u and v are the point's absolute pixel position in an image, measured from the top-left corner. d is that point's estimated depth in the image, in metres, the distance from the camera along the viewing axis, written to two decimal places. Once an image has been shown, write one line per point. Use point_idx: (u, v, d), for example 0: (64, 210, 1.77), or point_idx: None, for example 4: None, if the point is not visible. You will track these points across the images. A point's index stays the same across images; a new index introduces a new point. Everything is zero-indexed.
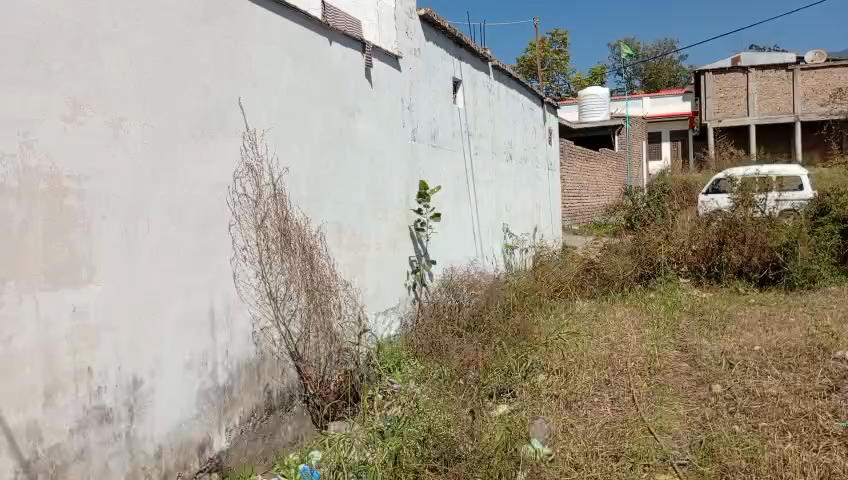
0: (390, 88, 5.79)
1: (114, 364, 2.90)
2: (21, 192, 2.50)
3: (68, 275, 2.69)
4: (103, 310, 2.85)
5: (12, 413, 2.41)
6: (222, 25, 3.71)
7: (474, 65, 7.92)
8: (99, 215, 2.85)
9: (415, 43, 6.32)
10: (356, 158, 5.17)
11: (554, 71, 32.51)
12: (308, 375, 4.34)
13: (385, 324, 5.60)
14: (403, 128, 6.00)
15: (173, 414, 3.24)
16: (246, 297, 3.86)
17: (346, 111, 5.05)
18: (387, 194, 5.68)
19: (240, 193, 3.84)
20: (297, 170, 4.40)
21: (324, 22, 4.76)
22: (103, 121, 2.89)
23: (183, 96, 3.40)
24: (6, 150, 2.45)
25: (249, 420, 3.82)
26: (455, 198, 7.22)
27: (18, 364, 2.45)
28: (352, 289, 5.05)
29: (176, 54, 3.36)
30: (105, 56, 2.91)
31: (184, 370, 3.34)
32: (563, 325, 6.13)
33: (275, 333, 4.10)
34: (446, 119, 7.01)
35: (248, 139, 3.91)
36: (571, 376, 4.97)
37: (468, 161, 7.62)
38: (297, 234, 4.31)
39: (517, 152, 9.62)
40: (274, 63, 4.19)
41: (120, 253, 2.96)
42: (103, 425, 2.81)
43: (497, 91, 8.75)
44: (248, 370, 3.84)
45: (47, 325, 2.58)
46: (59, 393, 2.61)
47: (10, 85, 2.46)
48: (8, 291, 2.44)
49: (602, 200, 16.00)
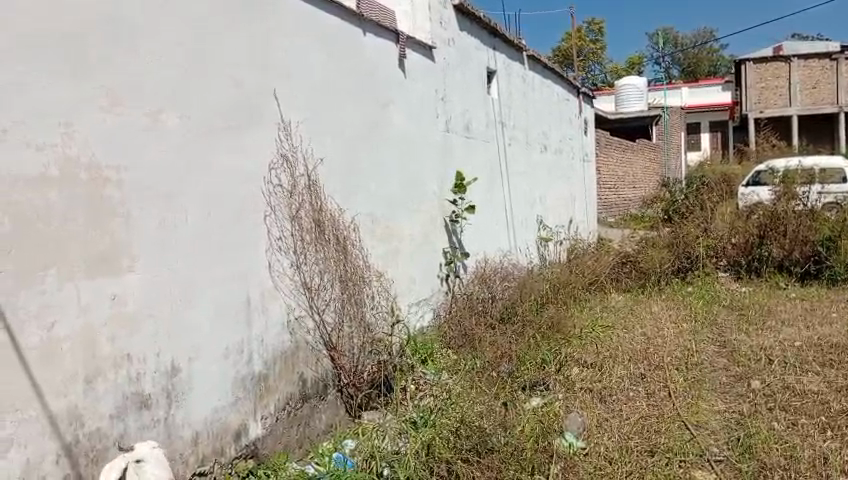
0: (424, 79, 5.77)
1: (152, 351, 2.97)
2: (63, 181, 2.56)
3: (108, 264, 2.75)
4: (141, 298, 2.92)
5: (53, 398, 2.48)
6: (256, 17, 3.74)
7: (508, 55, 7.85)
8: (137, 204, 2.91)
9: (449, 33, 6.29)
10: (390, 149, 5.18)
11: (590, 61, 32.06)
12: (341, 364, 4.36)
13: (418, 315, 5.61)
14: (436, 120, 5.99)
15: (210, 401, 3.30)
16: (281, 287, 3.90)
17: (380, 102, 5.05)
18: (420, 186, 5.68)
19: (275, 184, 3.88)
20: (331, 161, 4.43)
21: (358, 13, 4.76)
22: (140, 113, 2.95)
23: (219, 88, 3.45)
24: (48, 141, 2.51)
25: (284, 408, 3.88)
26: (489, 189, 7.17)
27: (60, 350, 2.52)
28: (385, 280, 5.06)
29: (212, 46, 3.40)
30: (142, 48, 2.96)
31: (221, 358, 3.39)
32: (597, 319, 6.06)
33: (309, 323, 4.14)
34: (480, 109, 6.98)
35: (283, 131, 3.95)
36: (606, 371, 4.90)
37: (502, 152, 7.56)
38: (331, 224, 4.33)
39: (552, 143, 9.52)
40: (307, 55, 4.21)
41: (158, 242, 3.02)
42: (141, 411, 2.88)
43: (531, 82, 8.65)
44: (283, 359, 3.89)
45: (88, 312, 2.64)
46: (99, 379, 2.68)
47: (50, 76, 2.52)
48: (50, 279, 2.50)
49: (639, 192, 15.76)
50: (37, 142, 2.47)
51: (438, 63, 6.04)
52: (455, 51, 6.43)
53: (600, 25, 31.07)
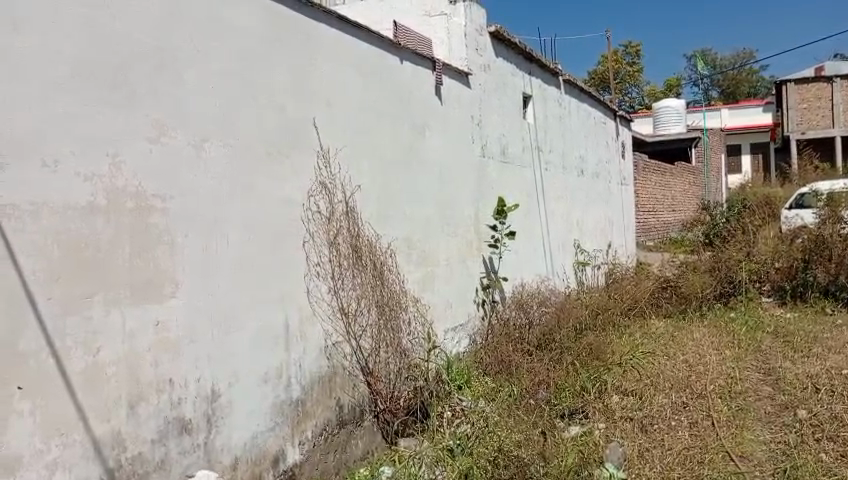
0: (460, 106, 5.81)
1: (194, 376, 3.01)
2: (110, 209, 2.64)
3: (152, 290, 2.82)
4: (183, 324, 2.97)
5: (98, 422, 2.53)
6: (297, 47, 3.82)
7: (544, 80, 7.87)
8: (182, 232, 2.98)
9: (485, 59, 6.34)
10: (426, 175, 5.20)
11: (627, 84, 31.81)
12: (378, 389, 4.35)
13: (454, 340, 5.59)
14: (473, 145, 6.01)
15: (250, 426, 3.32)
16: (318, 312, 3.92)
17: (416, 128, 5.09)
18: (456, 211, 5.69)
19: (314, 210, 3.93)
20: (368, 187, 4.46)
21: (395, 42, 4.84)
22: (186, 143, 3.03)
23: (261, 117, 3.52)
24: (96, 172, 2.59)
25: (321, 433, 3.88)
26: (526, 214, 7.14)
27: (104, 375, 2.57)
28: (421, 305, 5.04)
29: (254, 76, 3.48)
30: (187, 80, 3.05)
31: (260, 383, 3.42)
32: (637, 345, 5.91)
33: (346, 348, 4.15)
34: (515, 134, 6.97)
35: (323, 158, 4.01)
36: (647, 399, 4.78)
37: (538, 177, 7.54)
38: (368, 250, 4.35)
39: (589, 168, 9.46)
40: (346, 83, 4.28)
41: (200, 268, 3.08)
42: (182, 436, 2.91)
43: (567, 106, 8.63)
44: (320, 384, 3.90)
45: (132, 337, 2.70)
46: (141, 403, 2.73)
47: (99, 108, 2.61)
48: (96, 305, 2.56)
49: (679, 215, 15.49)
50: (86, 172, 2.55)
51: (474, 89, 6.08)
52: (491, 77, 6.47)
53: (637, 48, 30.87)
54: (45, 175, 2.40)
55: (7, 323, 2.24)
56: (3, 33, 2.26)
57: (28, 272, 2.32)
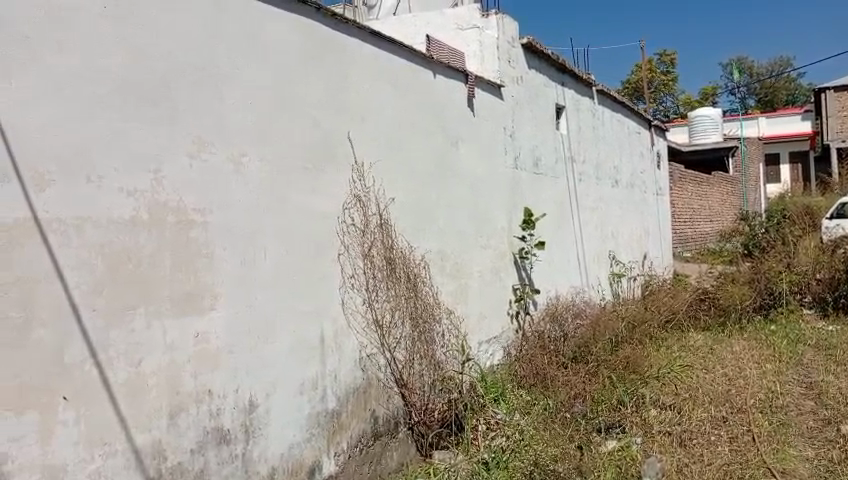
0: (493, 117, 5.81)
1: (232, 386, 3.05)
2: (151, 223, 2.71)
3: (192, 302, 2.87)
4: (222, 335, 3.02)
5: (138, 432, 2.58)
6: (332, 62, 3.88)
7: (576, 91, 7.83)
8: (221, 245, 3.04)
9: (517, 71, 6.34)
10: (459, 187, 5.21)
11: (662, 93, 31.36)
12: (412, 402, 4.35)
13: (488, 353, 5.57)
14: (506, 157, 6.00)
15: (286, 438, 3.35)
16: (353, 324, 3.94)
17: (450, 141, 5.11)
18: (490, 223, 5.68)
19: (348, 223, 3.96)
20: (401, 199, 4.49)
21: (428, 56, 4.87)
22: (225, 158, 3.09)
23: (297, 131, 3.58)
24: (138, 186, 2.66)
25: (356, 445, 3.89)
26: (559, 225, 7.09)
27: (145, 385, 2.63)
28: (455, 317, 5.02)
29: (290, 92, 3.54)
30: (226, 97, 3.12)
31: (296, 395, 3.45)
32: (674, 358, 5.79)
33: (381, 360, 4.16)
34: (548, 145, 6.94)
35: (357, 172, 4.05)
36: (686, 413, 4.68)
37: (572, 188, 7.49)
38: (402, 262, 4.37)
39: (624, 178, 9.36)
40: (379, 97, 4.32)
41: (238, 280, 3.13)
42: (221, 446, 2.95)
43: (601, 116, 8.56)
44: (355, 396, 3.92)
45: (172, 348, 2.76)
46: (181, 414, 2.78)
47: (141, 125, 2.69)
48: (138, 317, 2.63)
49: (716, 226, 15.21)
50: (128, 187, 2.62)
51: (507, 101, 6.08)
52: (524, 89, 6.46)
53: (672, 56, 30.46)
54: (89, 190, 2.47)
55: (53, 334, 2.31)
56: (50, 54, 2.36)
57: (74, 284, 2.39)
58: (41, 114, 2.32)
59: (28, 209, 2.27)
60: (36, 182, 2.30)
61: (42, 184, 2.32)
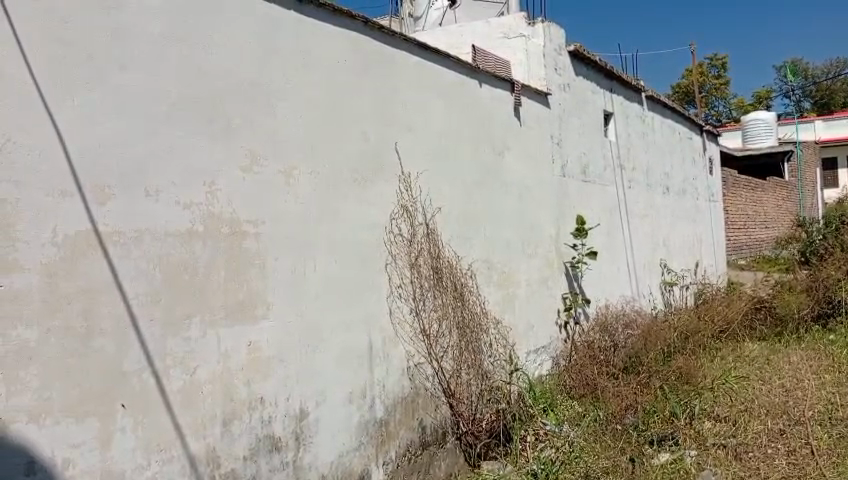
0: (540, 125, 5.77)
1: (284, 394, 3.10)
2: (206, 235, 2.79)
3: (245, 312, 2.94)
4: (274, 344, 3.07)
5: (193, 438, 2.66)
6: (379, 74, 3.92)
7: (625, 96, 7.72)
8: (273, 255, 3.09)
9: (565, 79, 6.29)
10: (506, 195, 5.18)
11: (714, 96, 30.59)
12: (460, 412, 4.28)
13: (537, 363, 5.51)
14: (553, 165, 5.94)
15: (336, 446, 3.37)
16: (400, 334, 3.95)
17: (496, 149, 5.09)
18: (537, 231, 5.63)
19: (395, 233, 3.98)
20: (448, 209, 4.49)
21: (475, 65, 4.87)
22: (277, 170, 3.15)
23: (346, 141, 3.62)
24: (193, 199, 2.75)
25: (405, 454, 3.89)
26: (609, 233, 6.99)
27: (199, 392, 2.71)
28: (502, 327, 4.98)
29: (340, 104, 3.59)
30: (278, 110, 3.19)
31: (345, 403, 3.47)
32: (729, 369, 5.62)
33: (428, 369, 4.15)
34: (596, 152, 6.85)
35: (404, 182, 4.07)
36: (742, 425, 4.54)
37: (621, 195, 7.37)
38: (449, 271, 4.36)
39: (675, 184, 9.15)
40: (425, 107, 4.33)
41: (289, 291, 3.18)
42: (273, 453, 3.00)
43: (651, 122, 8.42)
44: (403, 405, 3.93)
45: (226, 357, 2.82)
46: (235, 421, 2.84)
47: (197, 140, 2.78)
48: (194, 326, 2.70)
49: (771, 232, 14.75)
50: (184, 200, 2.71)
51: (554, 109, 6.03)
52: (571, 96, 6.39)
53: (723, 59, 29.73)
54: (147, 204, 2.57)
55: (114, 343, 2.41)
56: (111, 72, 2.47)
57: (132, 294, 2.48)
58: (102, 131, 2.43)
59: (90, 222, 2.37)
60: (98, 197, 2.40)
61: (103, 198, 2.42)
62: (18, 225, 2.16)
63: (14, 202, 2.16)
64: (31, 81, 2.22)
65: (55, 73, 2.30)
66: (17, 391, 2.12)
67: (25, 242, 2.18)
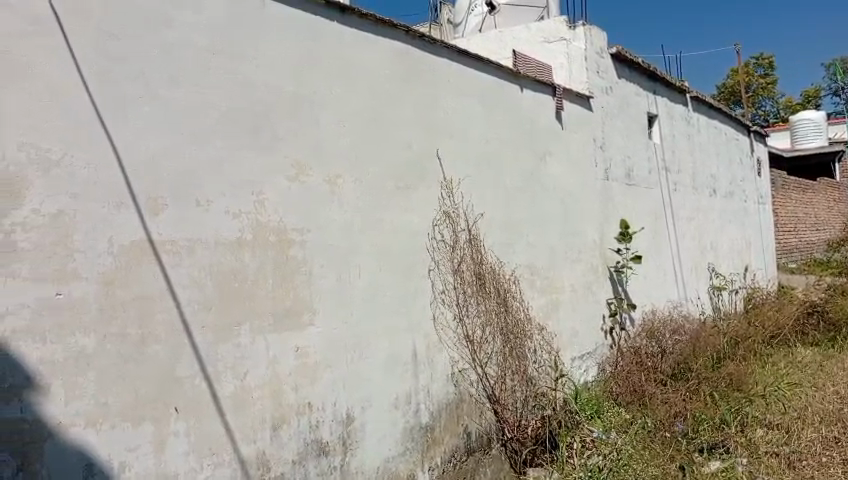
0: (582, 129, 5.72)
1: (331, 399, 3.14)
2: (255, 244, 2.84)
3: (294, 319, 2.98)
4: (321, 350, 3.11)
5: (244, 443, 2.71)
6: (420, 82, 3.95)
7: (669, 98, 7.60)
8: (319, 262, 3.14)
9: (607, 82, 6.23)
10: (548, 200, 5.15)
11: (760, 97, 29.81)
12: (505, 417, 4.27)
13: (582, 369, 5.45)
14: (596, 169, 5.89)
15: (382, 451, 3.40)
16: (444, 339, 3.95)
17: (538, 154, 5.07)
18: (581, 236, 5.58)
19: (438, 239, 3.99)
20: (491, 215, 4.48)
21: (516, 71, 4.87)
22: (322, 179, 3.20)
23: (389, 149, 3.65)
24: (243, 209, 2.81)
25: (450, 460, 3.89)
26: (655, 238, 6.88)
27: (250, 398, 2.76)
28: (547, 333, 4.95)
29: (382, 112, 3.63)
30: (323, 120, 3.24)
31: (391, 409, 3.49)
32: (782, 376, 5.47)
33: (472, 375, 4.15)
34: (641, 155, 6.75)
35: (446, 189, 4.09)
36: (794, 433, 4.41)
37: (666, 198, 7.25)
38: (492, 277, 4.35)
39: (722, 186, 8.96)
40: (467, 113, 4.34)
41: (335, 298, 3.22)
42: (321, 458, 3.04)
43: (696, 124, 8.27)
44: (448, 411, 3.93)
45: (275, 363, 2.87)
46: (284, 426, 2.88)
47: (245, 151, 2.84)
48: (244, 333, 2.76)
49: (823, 235, 14.31)
50: (234, 210, 2.77)
51: (597, 112, 5.97)
52: (614, 99, 6.33)
53: (770, 58, 28.98)
54: (199, 213, 2.64)
55: (167, 349, 2.48)
56: (163, 87, 2.54)
57: (184, 302, 2.55)
58: (155, 144, 2.50)
59: (145, 232, 2.45)
60: (151, 207, 2.48)
61: (156, 209, 2.49)
62: (76, 237, 2.24)
63: (71, 216, 2.24)
64: (86, 98, 2.31)
65: (109, 90, 2.38)
66: (76, 396, 2.20)
67: (83, 253, 2.26)
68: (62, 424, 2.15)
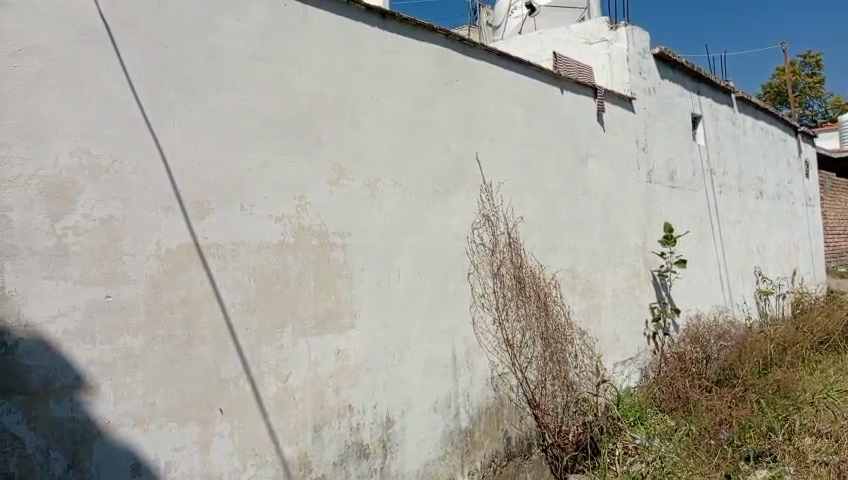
0: (624, 130, 5.64)
1: (371, 402, 3.15)
2: (297, 247, 2.87)
3: (335, 322, 3.01)
4: (362, 353, 3.13)
5: (287, 444, 2.73)
6: (460, 86, 3.94)
7: (714, 98, 7.45)
8: (359, 265, 3.16)
9: (649, 82, 6.14)
10: (589, 203, 5.08)
11: (807, 96, 29.04)
12: (545, 423, 4.22)
13: (624, 374, 5.37)
14: (639, 171, 5.80)
15: (422, 454, 3.40)
16: (484, 343, 3.93)
17: (578, 157, 5.01)
18: (623, 240, 5.50)
19: (478, 243, 3.98)
20: (530, 218, 4.45)
21: (556, 73, 4.83)
22: (363, 183, 3.22)
23: (429, 153, 3.66)
24: (285, 213, 2.84)
25: (490, 464, 3.87)
26: (699, 241, 6.75)
27: (292, 399, 2.79)
28: (588, 338, 4.89)
29: (421, 116, 3.63)
30: (363, 124, 3.26)
31: (431, 412, 3.49)
32: (832, 383, 5.30)
33: (512, 379, 4.12)
34: (685, 156, 6.63)
35: (486, 192, 4.07)
36: (845, 442, 4.27)
37: (711, 200, 7.11)
38: (532, 281, 4.31)
39: (768, 188, 8.74)
40: (506, 116, 4.32)
41: (376, 301, 3.23)
42: (361, 460, 3.05)
43: (741, 124, 8.09)
44: (488, 415, 3.91)
45: (316, 366, 2.90)
46: (326, 428, 2.90)
47: (288, 156, 2.87)
48: (286, 335, 2.79)
49: None
50: (277, 214, 2.80)
51: (639, 114, 5.89)
52: (656, 100, 6.23)
53: (816, 57, 28.23)
54: (243, 217, 2.68)
55: (213, 351, 2.52)
56: (208, 94, 2.59)
57: (229, 305, 2.59)
58: (201, 148, 2.55)
59: (191, 236, 2.49)
60: (197, 212, 2.52)
61: (202, 213, 2.54)
62: (124, 241, 2.29)
63: (120, 220, 2.29)
64: (135, 104, 2.36)
65: (157, 96, 2.43)
66: (124, 396, 2.25)
67: (132, 256, 2.31)
68: (111, 423, 2.20)
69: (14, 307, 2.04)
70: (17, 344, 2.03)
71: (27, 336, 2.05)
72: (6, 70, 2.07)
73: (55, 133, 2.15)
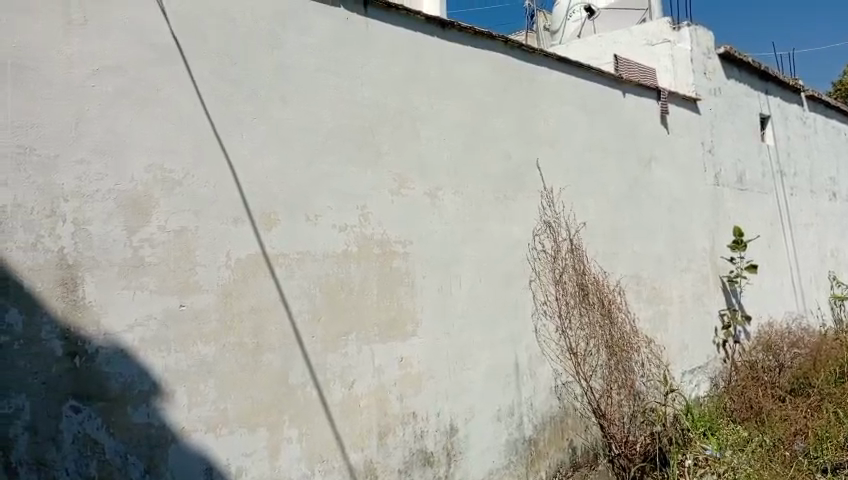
0: (689, 133, 5.50)
1: (435, 410, 3.15)
2: (361, 256, 2.91)
3: (398, 330, 3.03)
4: (425, 361, 3.14)
5: (352, 451, 2.76)
6: (519, 92, 3.92)
7: (781, 97, 7.19)
8: (421, 273, 3.17)
9: (715, 83, 5.97)
10: (654, 208, 4.97)
11: None
12: (612, 433, 4.02)
13: (693, 383, 5.21)
14: (704, 174, 5.64)
15: (486, 462, 3.38)
16: (547, 351, 3.89)
17: (642, 161, 4.92)
18: (689, 245, 5.36)
19: (539, 249, 3.94)
20: (593, 224, 4.38)
21: (617, 76, 4.76)
22: (423, 191, 3.24)
23: (488, 160, 3.65)
24: (349, 223, 2.88)
25: (555, 474, 3.83)
26: (769, 244, 6.51)
27: (357, 407, 2.82)
28: (655, 346, 4.77)
29: (481, 123, 3.63)
30: (424, 133, 3.28)
31: (495, 419, 3.47)
32: None
33: (576, 388, 4.06)
34: (753, 157, 6.42)
35: (547, 199, 4.03)
36: None
37: (781, 203, 6.84)
38: (595, 288, 4.24)
39: (842, 189, 8.37)
40: (567, 121, 4.27)
41: (439, 309, 3.24)
42: (426, 467, 3.06)
43: (811, 123, 7.78)
44: (552, 425, 3.86)
45: (381, 373, 2.92)
46: (390, 435, 2.92)
47: (351, 166, 2.91)
48: (351, 343, 2.82)
49: None
50: (340, 223, 2.84)
51: (704, 115, 5.73)
52: (722, 100, 6.05)
53: None
54: (308, 227, 2.73)
55: (281, 359, 2.56)
56: (274, 107, 2.65)
57: (297, 313, 2.64)
58: (267, 161, 2.61)
59: (259, 246, 2.55)
60: (265, 222, 2.58)
61: (270, 223, 2.60)
62: (196, 251, 2.37)
63: (192, 232, 2.37)
64: (205, 120, 2.44)
65: (225, 111, 2.50)
66: (198, 403, 2.31)
67: (204, 267, 2.39)
68: (185, 429, 2.28)
69: (94, 317, 2.13)
70: (97, 352, 2.12)
71: (106, 345, 2.14)
72: (86, 90, 2.17)
73: (131, 149, 2.24)
